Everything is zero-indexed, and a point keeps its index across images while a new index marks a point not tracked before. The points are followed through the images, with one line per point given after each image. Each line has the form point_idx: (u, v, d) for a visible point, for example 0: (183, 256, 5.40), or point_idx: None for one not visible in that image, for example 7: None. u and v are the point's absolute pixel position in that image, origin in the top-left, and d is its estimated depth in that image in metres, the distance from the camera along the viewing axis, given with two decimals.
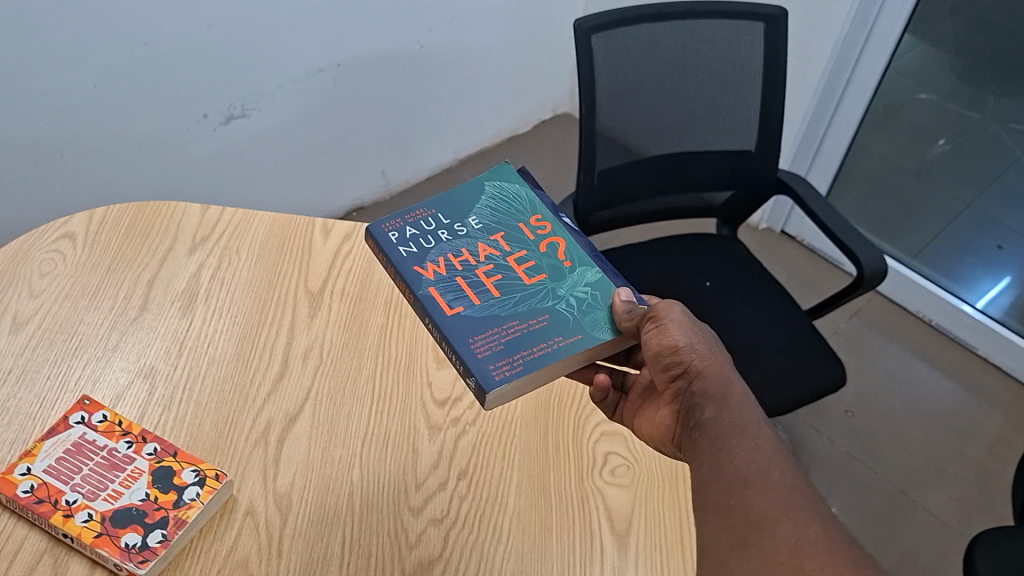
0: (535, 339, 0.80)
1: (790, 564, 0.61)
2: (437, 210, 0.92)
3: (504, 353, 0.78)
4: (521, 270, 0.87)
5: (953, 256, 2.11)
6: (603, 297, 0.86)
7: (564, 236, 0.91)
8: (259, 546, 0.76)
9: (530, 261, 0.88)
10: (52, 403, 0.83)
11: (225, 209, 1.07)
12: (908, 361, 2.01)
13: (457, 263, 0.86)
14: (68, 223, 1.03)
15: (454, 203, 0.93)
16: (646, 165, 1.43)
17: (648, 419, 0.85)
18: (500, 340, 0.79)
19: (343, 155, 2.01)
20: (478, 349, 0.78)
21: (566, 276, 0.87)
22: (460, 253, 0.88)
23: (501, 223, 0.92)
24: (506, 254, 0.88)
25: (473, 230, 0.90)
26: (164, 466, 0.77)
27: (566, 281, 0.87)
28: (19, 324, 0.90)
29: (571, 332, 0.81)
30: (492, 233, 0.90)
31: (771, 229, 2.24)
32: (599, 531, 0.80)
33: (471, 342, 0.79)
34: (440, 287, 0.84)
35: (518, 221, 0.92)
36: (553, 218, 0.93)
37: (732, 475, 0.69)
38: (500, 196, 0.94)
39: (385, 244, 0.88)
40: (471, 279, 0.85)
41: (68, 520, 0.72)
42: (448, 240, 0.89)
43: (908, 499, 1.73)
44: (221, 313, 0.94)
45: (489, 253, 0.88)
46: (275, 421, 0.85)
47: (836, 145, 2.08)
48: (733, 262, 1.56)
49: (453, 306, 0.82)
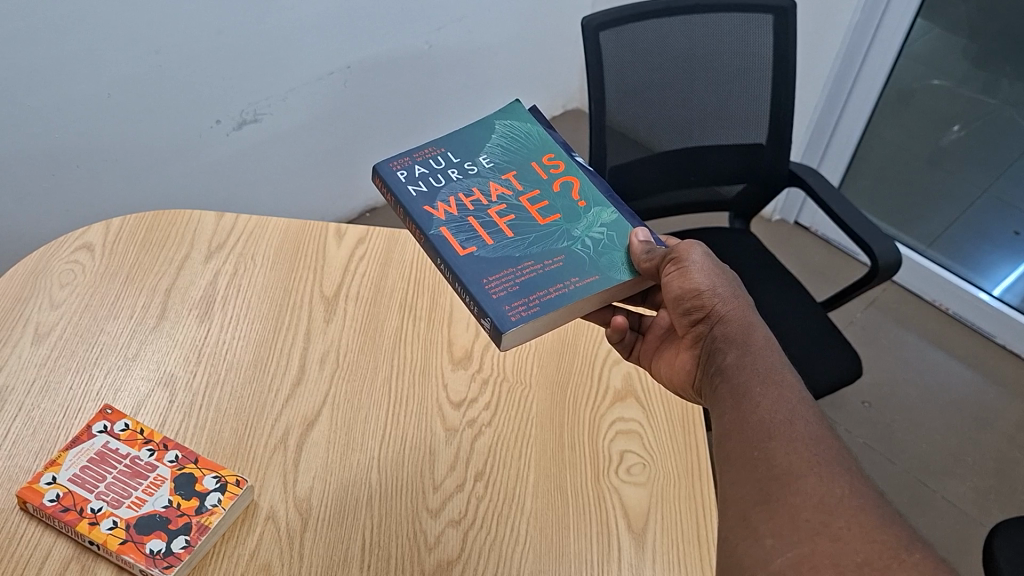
0: (551, 279, 0.81)
1: (815, 520, 0.61)
2: (446, 149, 0.93)
3: (520, 294, 0.79)
4: (535, 211, 0.88)
5: (969, 243, 2.10)
6: (620, 238, 0.87)
7: (578, 174, 0.92)
8: (280, 549, 0.77)
9: (544, 201, 0.89)
10: (75, 412, 0.84)
11: (238, 217, 1.08)
12: (924, 350, 2.01)
13: (469, 202, 0.87)
14: (86, 234, 1.04)
15: (465, 142, 0.94)
16: (657, 160, 1.43)
17: (666, 363, 0.88)
18: (514, 281, 0.81)
19: (355, 156, 2.02)
20: (492, 289, 0.79)
21: (581, 216, 0.88)
22: (471, 193, 0.88)
23: (513, 162, 0.92)
24: (518, 193, 0.89)
25: (483, 168, 0.91)
26: (186, 472, 0.79)
27: (582, 222, 0.88)
28: (41, 335, 0.91)
29: (587, 272, 0.83)
30: (504, 171, 0.91)
31: (784, 220, 2.24)
32: (615, 529, 0.81)
33: (484, 282, 0.80)
34: (452, 228, 0.85)
35: (530, 160, 0.93)
36: (566, 156, 0.94)
37: (756, 424, 0.70)
38: (511, 134, 0.95)
39: (397, 184, 0.88)
40: (483, 219, 0.86)
41: (94, 528, 0.74)
42: (459, 179, 0.89)
43: (927, 489, 1.73)
44: (238, 320, 0.96)
45: (500, 190, 0.89)
46: (294, 426, 0.86)
47: (850, 131, 2.06)
48: (745, 254, 1.56)
49: (465, 247, 0.83)
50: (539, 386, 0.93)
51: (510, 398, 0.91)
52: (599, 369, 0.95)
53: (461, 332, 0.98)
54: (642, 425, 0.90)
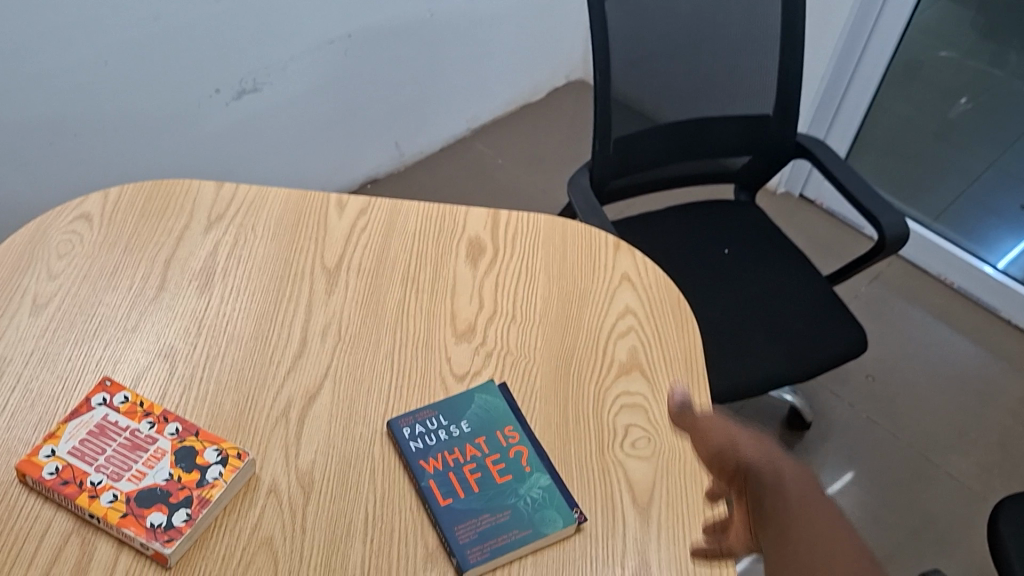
0: (508, 527, 0.75)
1: None
2: (440, 407, 0.85)
3: (480, 541, 0.74)
4: (498, 474, 0.79)
5: (974, 217, 2.08)
6: (562, 492, 0.79)
7: (536, 442, 0.83)
8: (283, 522, 0.76)
9: (508, 472, 0.80)
10: (74, 384, 0.84)
11: (238, 187, 1.07)
12: (928, 324, 2.00)
13: (450, 460, 0.80)
14: (83, 204, 1.03)
15: (454, 404, 0.85)
16: (662, 132, 1.41)
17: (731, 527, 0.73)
18: (478, 531, 0.75)
19: (355, 126, 2.00)
20: (463, 540, 0.74)
21: (535, 478, 0.79)
22: (454, 452, 0.81)
23: (487, 424, 0.84)
24: (491, 460, 0.80)
25: (464, 430, 0.83)
26: (186, 445, 0.78)
27: (538, 485, 0.79)
28: (39, 306, 0.90)
29: (536, 526, 0.76)
30: (482, 431, 0.83)
31: (790, 193, 2.22)
32: (620, 502, 0.80)
33: (455, 529, 0.75)
34: (438, 479, 0.79)
35: (502, 432, 0.83)
36: (526, 428, 0.84)
37: None
38: (490, 408, 0.85)
39: (395, 433, 0.82)
40: (460, 474, 0.79)
41: (94, 501, 0.73)
42: (445, 439, 0.82)
43: (930, 463, 1.72)
44: (238, 292, 0.95)
45: (481, 456, 0.81)
46: (295, 398, 0.85)
47: (857, 103, 2.05)
48: (750, 226, 1.55)
49: (444, 497, 0.77)
50: (544, 359, 0.92)
51: (514, 370, 0.90)
52: (603, 342, 0.94)
53: (464, 304, 0.97)
54: (648, 399, 0.89)
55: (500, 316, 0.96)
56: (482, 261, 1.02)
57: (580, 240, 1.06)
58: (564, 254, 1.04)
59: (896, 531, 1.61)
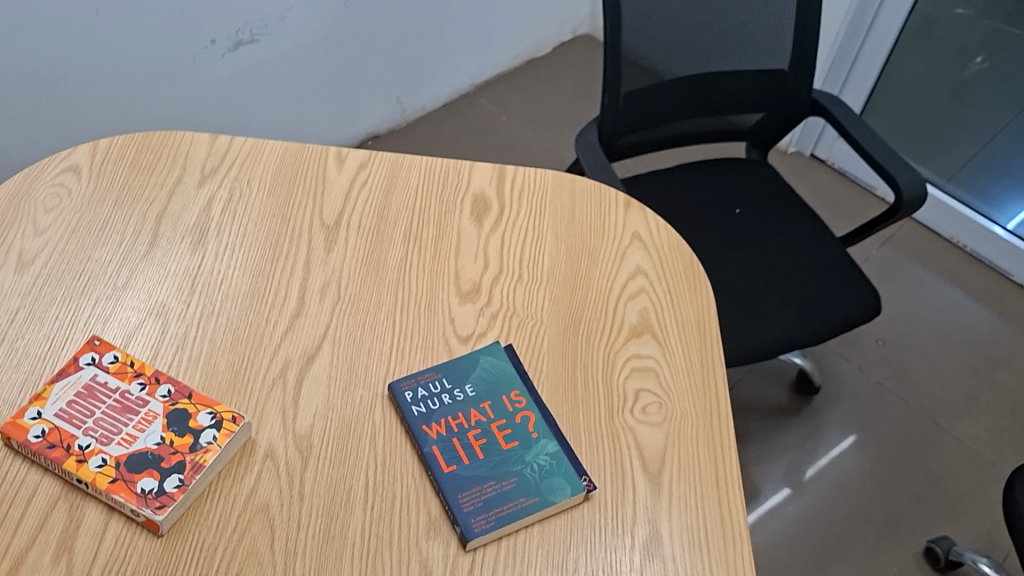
0: (514, 496, 0.72)
1: None
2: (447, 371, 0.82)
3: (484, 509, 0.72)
4: (505, 442, 0.76)
5: (987, 178, 2.04)
6: (570, 460, 0.76)
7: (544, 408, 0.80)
8: (280, 489, 0.73)
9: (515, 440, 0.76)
10: (62, 343, 0.80)
11: (234, 139, 1.02)
12: (940, 287, 1.96)
13: (456, 425, 0.77)
14: (71, 155, 0.99)
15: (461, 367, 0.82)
16: (673, 87, 1.36)
17: None
18: (483, 500, 0.72)
19: (356, 80, 1.94)
20: (467, 509, 0.71)
21: (544, 446, 0.76)
22: (460, 417, 0.78)
23: (494, 389, 0.80)
24: (498, 427, 0.77)
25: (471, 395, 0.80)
26: (179, 408, 0.75)
27: (546, 452, 0.76)
28: (24, 263, 0.86)
29: (542, 494, 0.73)
30: (489, 396, 0.80)
31: (800, 152, 2.17)
32: (630, 470, 0.77)
33: (459, 496, 0.72)
34: (442, 445, 0.76)
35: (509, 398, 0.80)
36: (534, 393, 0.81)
37: None
38: (498, 372, 0.82)
39: (398, 397, 0.79)
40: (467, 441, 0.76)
41: (82, 466, 0.70)
42: (450, 403, 0.79)
43: (939, 429, 1.70)
44: (233, 248, 0.91)
45: (486, 422, 0.77)
46: (293, 360, 0.82)
47: (873, 59, 1.99)
48: (762, 186, 1.50)
49: (449, 463, 0.74)
50: (551, 321, 0.88)
51: (520, 332, 0.87)
52: (613, 304, 0.91)
53: (469, 263, 0.93)
54: (659, 363, 0.86)
55: (506, 275, 0.92)
56: (487, 218, 0.98)
57: (589, 198, 1.02)
58: (572, 212, 1.00)
59: (903, 496, 1.59)
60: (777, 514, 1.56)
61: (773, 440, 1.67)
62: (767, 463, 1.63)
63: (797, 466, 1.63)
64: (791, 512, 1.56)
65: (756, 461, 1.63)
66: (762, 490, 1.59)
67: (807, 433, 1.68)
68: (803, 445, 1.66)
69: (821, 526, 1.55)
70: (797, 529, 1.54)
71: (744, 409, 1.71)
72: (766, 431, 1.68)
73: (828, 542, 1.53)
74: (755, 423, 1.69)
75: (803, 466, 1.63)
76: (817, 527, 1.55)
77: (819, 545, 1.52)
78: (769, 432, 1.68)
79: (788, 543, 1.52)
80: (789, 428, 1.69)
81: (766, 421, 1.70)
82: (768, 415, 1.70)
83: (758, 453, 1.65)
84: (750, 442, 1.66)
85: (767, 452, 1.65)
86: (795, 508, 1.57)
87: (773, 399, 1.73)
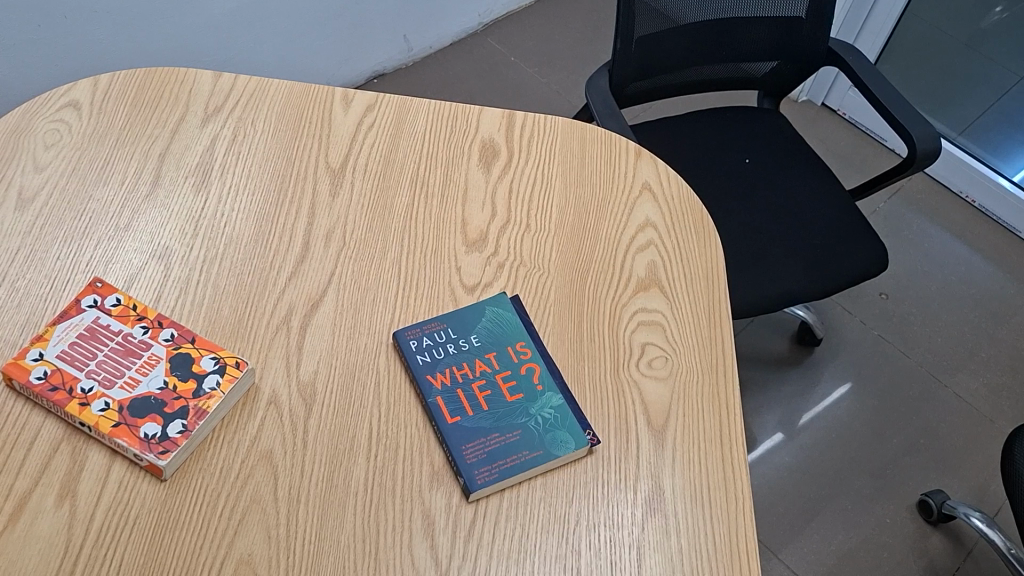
0: (518, 448, 0.72)
1: None
2: (450, 322, 0.81)
3: (489, 462, 0.71)
4: (510, 394, 0.76)
5: (1001, 133, 2.02)
6: (574, 413, 0.76)
7: (548, 360, 0.79)
8: (283, 436, 0.73)
9: (520, 392, 0.76)
10: (64, 284, 0.79)
11: (238, 76, 1.00)
12: (946, 242, 1.94)
13: (460, 376, 0.77)
14: (72, 90, 0.96)
15: (465, 317, 0.81)
16: (687, 34, 1.33)
17: None
18: (487, 452, 0.72)
19: (362, 17, 1.90)
20: (472, 461, 0.71)
21: (546, 397, 0.76)
22: (464, 368, 0.77)
23: (499, 340, 0.80)
24: (502, 377, 0.77)
25: (475, 346, 0.79)
26: (182, 353, 0.75)
27: (549, 404, 0.76)
28: (24, 201, 0.85)
29: (545, 446, 0.73)
30: (493, 348, 0.79)
31: (812, 101, 2.14)
32: (634, 425, 0.77)
33: (464, 448, 0.72)
34: (446, 396, 0.75)
35: (513, 349, 0.79)
36: (539, 345, 0.80)
37: None
38: (502, 323, 0.81)
39: (401, 346, 0.78)
40: (471, 392, 0.76)
41: (84, 409, 0.70)
42: (455, 353, 0.78)
43: (938, 383, 1.70)
44: (237, 191, 0.89)
45: (491, 373, 0.77)
46: (297, 305, 0.81)
47: (889, 10, 1.94)
48: (773, 135, 1.48)
49: (453, 414, 0.74)
50: (558, 273, 0.87)
51: (526, 283, 0.86)
52: (621, 255, 0.89)
53: (476, 211, 0.91)
54: (666, 317, 0.85)
55: (513, 224, 0.90)
56: (494, 165, 0.96)
57: (600, 147, 1.00)
58: (582, 161, 0.98)
59: (899, 448, 1.60)
60: (774, 462, 1.57)
61: (772, 391, 1.67)
62: (766, 413, 1.64)
63: (794, 416, 1.64)
64: (786, 461, 1.58)
65: (755, 411, 1.64)
66: (759, 438, 1.60)
67: (806, 384, 1.69)
68: (802, 396, 1.67)
69: (815, 474, 1.56)
70: (792, 478, 1.56)
71: (745, 360, 1.71)
72: (765, 382, 1.68)
73: (822, 491, 1.54)
74: (756, 373, 1.69)
75: (801, 416, 1.64)
76: (811, 475, 1.56)
77: (813, 494, 1.54)
78: (769, 383, 1.68)
79: (782, 490, 1.54)
80: (788, 379, 1.69)
81: (767, 371, 1.70)
82: (769, 366, 1.70)
83: (757, 402, 1.65)
84: (749, 392, 1.67)
85: (767, 403, 1.65)
86: (791, 456, 1.58)
87: (774, 350, 1.73)
